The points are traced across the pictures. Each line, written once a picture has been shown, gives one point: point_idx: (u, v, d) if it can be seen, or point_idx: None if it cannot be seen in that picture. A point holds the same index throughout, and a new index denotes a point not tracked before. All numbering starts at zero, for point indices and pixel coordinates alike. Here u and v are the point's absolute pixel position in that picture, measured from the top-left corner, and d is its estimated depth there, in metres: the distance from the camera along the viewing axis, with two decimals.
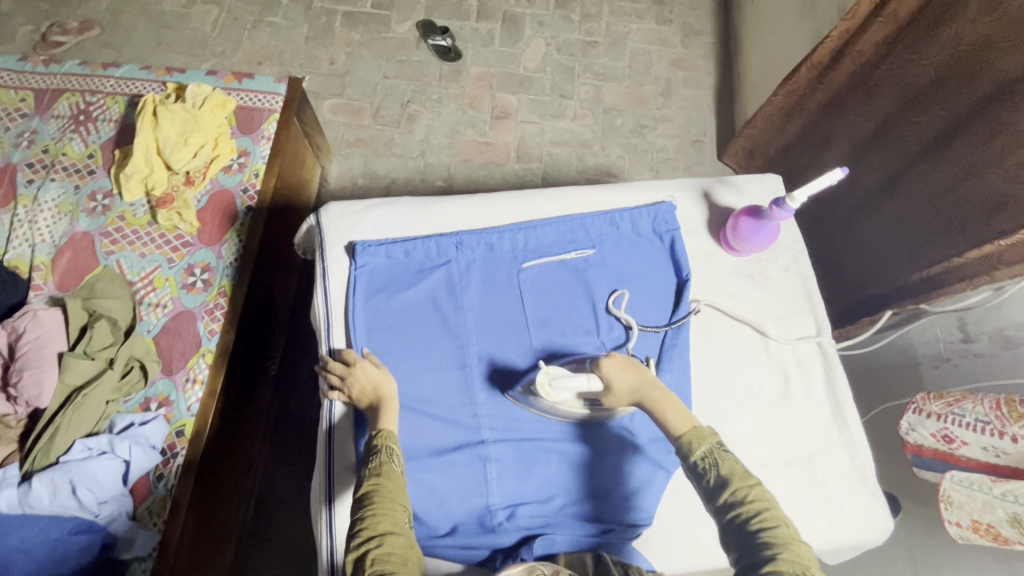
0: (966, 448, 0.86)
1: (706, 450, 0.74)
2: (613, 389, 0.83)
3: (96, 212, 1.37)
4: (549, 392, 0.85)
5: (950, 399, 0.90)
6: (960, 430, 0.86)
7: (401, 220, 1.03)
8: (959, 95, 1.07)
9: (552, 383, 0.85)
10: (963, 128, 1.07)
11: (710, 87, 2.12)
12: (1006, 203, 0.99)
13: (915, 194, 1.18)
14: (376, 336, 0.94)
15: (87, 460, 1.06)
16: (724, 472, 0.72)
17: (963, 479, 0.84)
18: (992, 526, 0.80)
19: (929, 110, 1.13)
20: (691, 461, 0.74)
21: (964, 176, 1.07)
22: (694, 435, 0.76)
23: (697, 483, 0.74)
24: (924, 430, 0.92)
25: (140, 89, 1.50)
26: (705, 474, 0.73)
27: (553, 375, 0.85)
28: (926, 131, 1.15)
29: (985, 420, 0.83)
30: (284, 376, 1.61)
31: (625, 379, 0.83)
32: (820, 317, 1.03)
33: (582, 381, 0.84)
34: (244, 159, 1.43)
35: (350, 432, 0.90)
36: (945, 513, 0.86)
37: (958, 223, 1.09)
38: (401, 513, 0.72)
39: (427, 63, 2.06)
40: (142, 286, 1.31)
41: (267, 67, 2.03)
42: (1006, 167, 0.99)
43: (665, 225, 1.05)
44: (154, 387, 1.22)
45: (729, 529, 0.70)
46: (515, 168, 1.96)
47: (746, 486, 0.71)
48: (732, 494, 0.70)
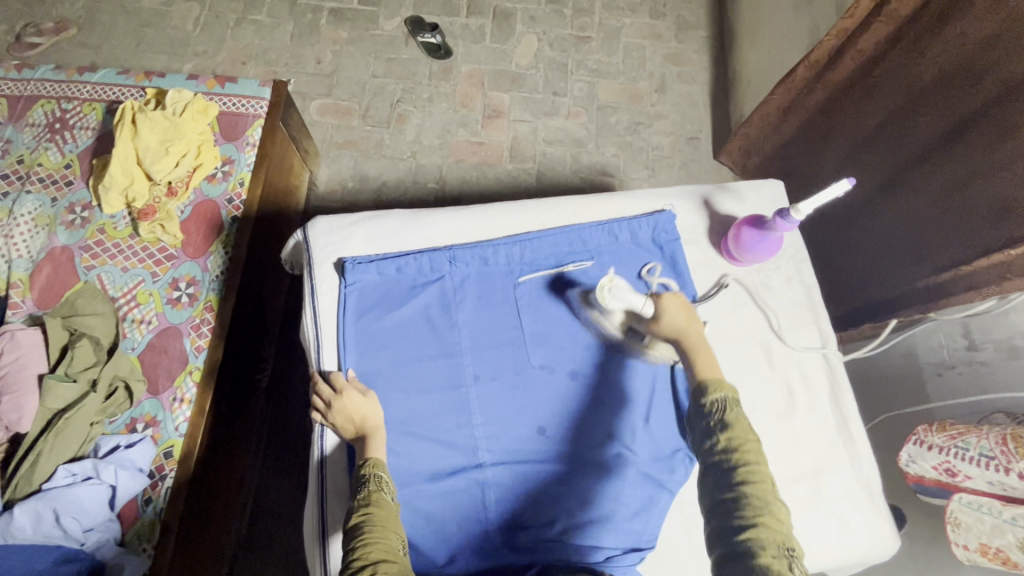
0: (969, 481, 0.84)
1: (721, 397, 0.73)
2: (662, 320, 0.83)
3: (74, 225, 1.32)
4: (607, 298, 0.87)
5: (953, 431, 0.88)
6: (964, 464, 0.84)
7: (392, 235, 0.99)
8: (964, 95, 1.04)
9: (613, 292, 0.87)
10: (968, 129, 1.04)
11: (706, 82, 2.09)
12: (1012, 208, 0.96)
13: (917, 196, 1.16)
14: (368, 357, 0.91)
15: (70, 487, 1.03)
16: (728, 420, 0.71)
17: (971, 502, 0.84)
18: (1001, 550, 0.79)
19: (933, 110, 1.11)
20: (701, 400, 0.74)
21: (969, 179, 1.05)
22: (718, 382, 0.75)
23: (700, 421, 0.74)
24: (925, 463, 0.91)
25: (119, 94, 1.45)
26: (709, 414, 0.72)
27: (615, 283, 0.88)
28: (930, 132, 1.12)
29: (989, 455, 0.81)
30: (276, 388, 1.57)
31: (678, 319, 0.83)
32: (824, 328, 1.01)
33: (640, 300, 0.85)
34: (228, 167, 1.39)
35: (342, 461, 0.87)
36: (953, 536, 0.86)
37: (962, 227, 1.06)
38: (396, 541, 0.69)
39: (417, 61, 2.01)
40: (125, 302, 1.26)
41: (251, 67, 1.97)
42: (1013, 171, 0.96)
43: (664, 235, 1.03)
44: (140, 407, 1.18)
45: (711, 471, 0.69)
46: (508, 168, 1.92)
47: (746, 437, 0.69)
48: (728, 439, 0.69)
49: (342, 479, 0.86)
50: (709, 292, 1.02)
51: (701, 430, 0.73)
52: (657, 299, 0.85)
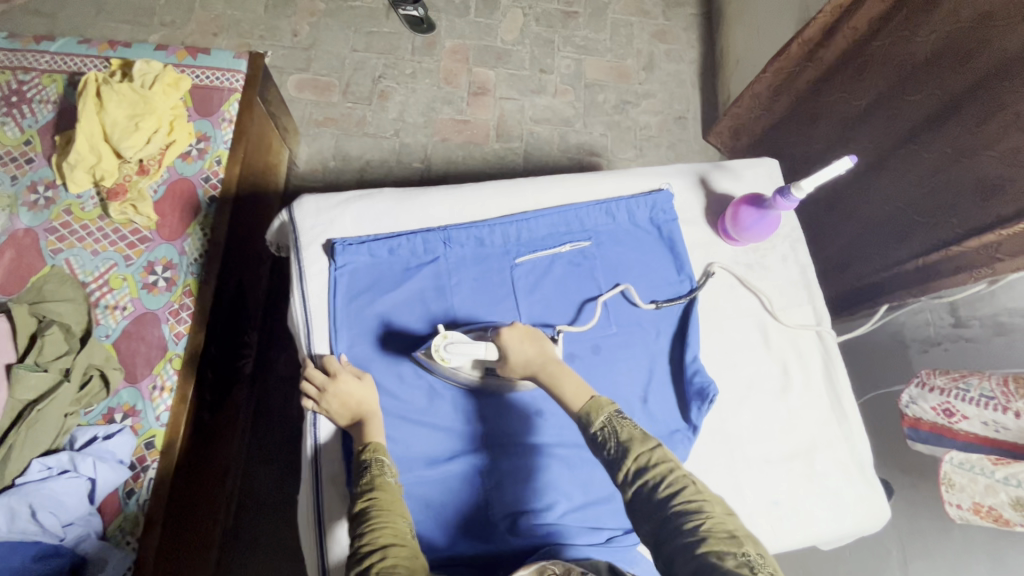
0: (965, 422, 0.86)
1: (605, 419, 0.71)
2: (510, 358, 0.81)
3: (38, 205, 1.24)
4: (445, 357, 0.81)
5: (953, 373, 0.90)
6: (962, 405, 0.86)
7: (384, 215, 0.95)
8: (953, 74, 1.04)
9: (448, 348, 0.82)
10: (957, 107, 1.04)
11: (693, 61, 2.06)
12: (1000, 185, 0.98)
13: (906, 174, 1.16)
14: (361, 343, 0.88)
15: (47, 481, 0.99)
16: (622, 439, 0.69)
17: (964, 462, 0.83)
18: (994, 508, 0.81)
19: (922, 90, 1.10)
20: (592, 432, 0.72)
21: (957, 157, 1.05)
22: (591, 405, 0.74)
23: (598, 456, 0.71)
24: (925, 404, 0.92)
25: (81, 65, 1.35)
26: (605, 445, 0.70)
27: (449, 339, 0.82)
28: (919, 110, 1.12)
29: (990, 395, 0.83)
30: (260, 374, 1.53)
31: (523, 350, 0.81)
32: (819, 307, 1.02)
33: (479, 348, 0.81)
34: (203, 144, 1.32)
35: (337, 451, 0.84)
36: (947, 495, 0.86)
37: (950, 204, 1.07)
38: (404, 524, 0.68)
39: (398, 35, 1.93)
40: (97, 288, 1.20)
41: (223, 40, 1.87)
42: (1000, 150, 0.97)
43: (662, 215, 1.01)
44: (118, 396, 1.13)
45: (638, 500, 0.66)
46: (495, 147, 1.87)
47: (646, 449, 0.68)
48: (634, 461, 0.67)
49: (337, 468, 0.84)
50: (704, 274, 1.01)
51: (607, 463, 0.70)
52: (498, 336, 0.82)
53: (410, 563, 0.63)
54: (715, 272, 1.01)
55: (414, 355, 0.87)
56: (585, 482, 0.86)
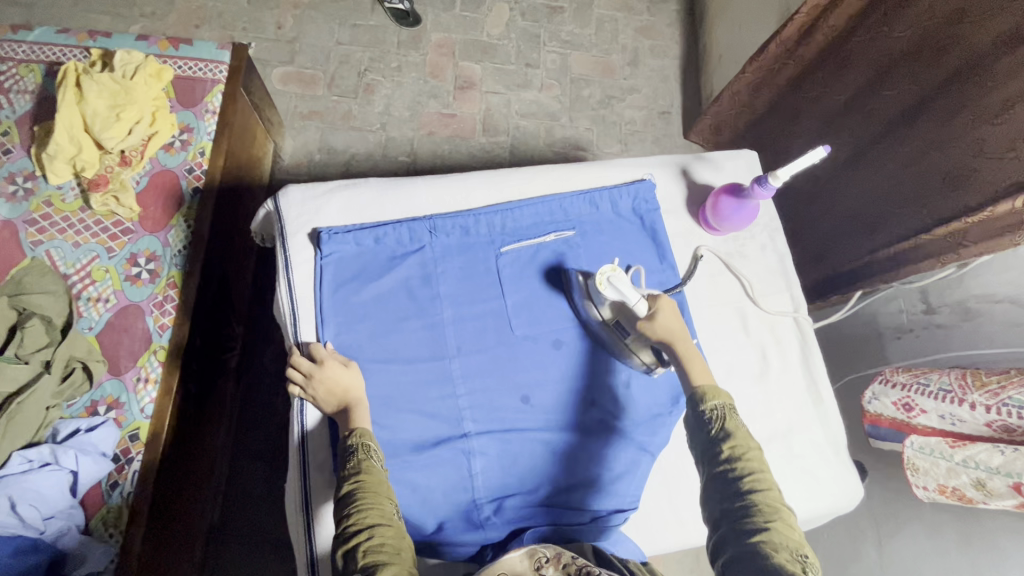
0: (923, 416, 0.89)
1: (717, 405, 0.73)
2: (657, 319, 0.82)
3: (17, 197, 1.22)
4: (605, 285, 0.84)
5: (915, 371, 0.95)
6: (922, 399, 0.90)
7: (369, 205, 0.96)
8: (928, 68, 1.07)
9: (612, 281, 0.84)
10: (931, 101, 1.07)
11: (677, 56, 2.09)
12: (966, 175, 1.01)
13: (881, 166, 1.19)
14: (346, 331, 0.88)
15: (28, 474, 0.99)
16: (729, 427, 0.72)
17: (924, 446, 0.87)
18: (958, 489, 0.84)
19: (899, 85, 1.14)
20: (700, 409, 0.74)
21: (928, 149, 1.08)
22: (711, 389, 0.76)
23: (697, 433, 0.74)
24: (886, 399, 0.95)
25: (59, 55, 1.33)
26: (710, 424, 0.73)
27: (616, 274, 0.84)
28: (895, 104, 1.15)
29: (949, 389, 0.87)
30: (245, 367, 1.52)
31: (672, 322, 0.83)
32: (796, 294, 1.05)
33: (634, 297, 0.83)
34: (187, 135, 1.31)
35: (325, 437, 0.85)
36: (913, 480, 0.89)
37: (920, 195, 1.10)
38: (390, 506, 0.69)
39: (384, 28, 1.93)
40: (79, 280, 1.19)
41: (206, 31, 1.85)
42: (967, 141, 1.01)
43: (645, 204, 1.04)
44: (101, 388, 1.12)
45: (716, 481, 0.69)
46: (482, 141, 1.88)
47: (746, 445, 0.71)
48: (732, 448, 0.70)
49: (325, 454, 0.84)
50: (687, 266, 1.03)
51: (704, 439, 0.73)
52: (654, 299, 0.84)
53: (394, 544, 0.64)
54: (702, 256, 1.03)
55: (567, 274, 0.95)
56: (571, 464, 0.88)
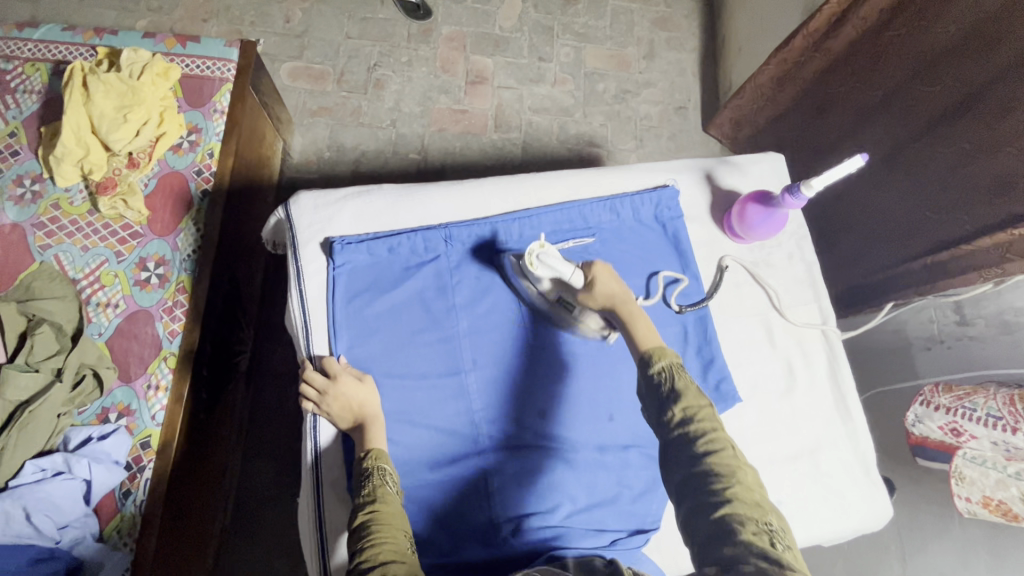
0: (974, 441, 0.88)
1: (664, 365, 0.70)
2: (595, 289, 0.81)
3: (25, 200, 1.20)
4: (534, 265, 0.83)
5: (961, 393, 0.92)
6: (970, 424, 0.88)
7: (383, 212, 0.93)
8: (974, 63, 1.01)
9: (541, 259, 0.83)
10: (976, 100, 1.02)
11: (694, 49, 2.02)
12: (1014, 181, 0.96)
13: (921, 167, 1.14)
14: (359, 344, 0.86)
15: (40, 483, 0.97)
16: (678, 387, 0.68)
17: (975, 456, 0.87)
18: (1003, 502, 0.83)
19: (942, 80, 1.08)
20: (649, 373, 0.71)
21: (974, 152, 1.03)
22: (659, 351, 0.73)
23: (649, 397, 0.70)
24: (932, 423, 0.95)
25: (66, 54, 1.31)
26: (659, 386, 0.69)
27: (545, 250, 0.83)
28: (938, 101, 1.10)
29: (997, 415, 0.85)
30: (256, 369, 1.51)
31: (609, 286, 0.82)
32: (824, 305, 1.01)
33: (568, 269, 0.82)
34: (195, 136, 1.28)
35: (339, 454, 0.83)
36: (956, 489, 0.89)
37: (963, 201, 1.06)
38: (404, 539, 0.67)
39: (393, 21, 1.88)
40: (88, 284, 1.17)
41: (213, 26, 1.81)
42: (1021, 145, 0.95)
43: (667, 211, 1.00)
44: (112, 396, 1.11)
45: (672, 446, 0.66)
46: (494, 138, 1.84)
47: (698, 404, 0.67)
48: (683, 410, 0.66)
49: (339, 471, 0.82)
50: (713, 279, 0.99)
51: (654, 404, 0.69)
52: (588, 266, 0.83)
53: None
54: (726, 267, 0.99)
55: (501, 260, 0.92)
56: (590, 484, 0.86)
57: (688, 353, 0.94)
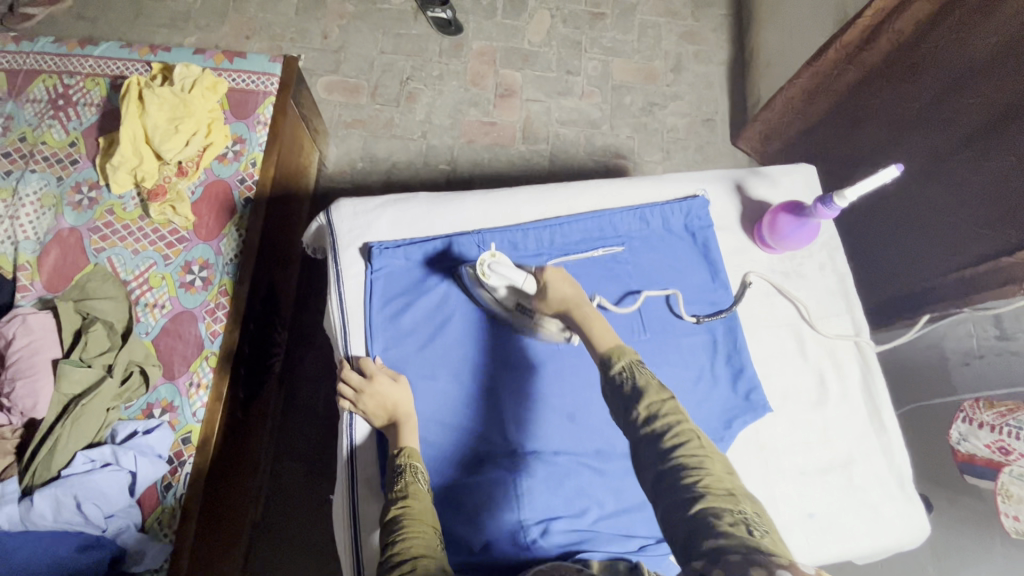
0: (1021, 458, 0.87)
1: (625, 363, 0.71)
2: (548, 293, 0.83)
3: (82, 206, 1.28)
4: (488, 273, 0.85)
5: (1005, 410, 0.93)
6: (1015, 442, 0.88)
7: (419, 219, 0.96)
8: (1017, 76, 1.00)
9: (493, 268, 0.85)
10: (1019, 111, 1.00)
11: (723, 62, 2.03)
12: None
13: (963, 180, 1.12)
14: (395, 346, 0.89)
15: (90, 473, 1.02)
16: (640, 384, 0.69)
17: (1021, 474, 0.88)
18: None
19: (983, 92, 1.06)
20: (610, 375, 0.72)
21: (1019, 166, 1.01)
22: (614, 351, 0.74)
23: (615, 400, 0.71)
24: (979, 441, 0.97)
25: (122, 69, 1.39)
26: (621, 385, 0.70)
27: (496, 259, 0.85)
28: (978, 114, 1.08)
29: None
30: (289, 371, 1.56)
31: (566, 292, 0.83)
32: (857, 316, 1.00)
33: (520, 276, 0.84)
34: (239, 146, 1.34)
35: (373, 451, 0.85)
36: (1003, 507, 0.91)
37: (1008, 214, 1.03)
38: (434, 536, 0.68)
39: (426, 37, 1.94)
40: (137, 286, 1.23)
41: (255, 42, 1.90)
42: None
43: (697, 221, 1.01)
44: (156, 392, 1.16)
45: (642, 447, 0.66)
46: (521, 150, 1.88)
47: (660, 400, 0.68)
48: (647, 407, 0.67)
49: (373, 469, 0.85)
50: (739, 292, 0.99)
51: (619, 406, 0.70)
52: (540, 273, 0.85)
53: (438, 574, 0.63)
54: (752, 282, 0.99)
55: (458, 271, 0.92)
56: (618, 490, 0.86)
57: (717, 362, 0.94)
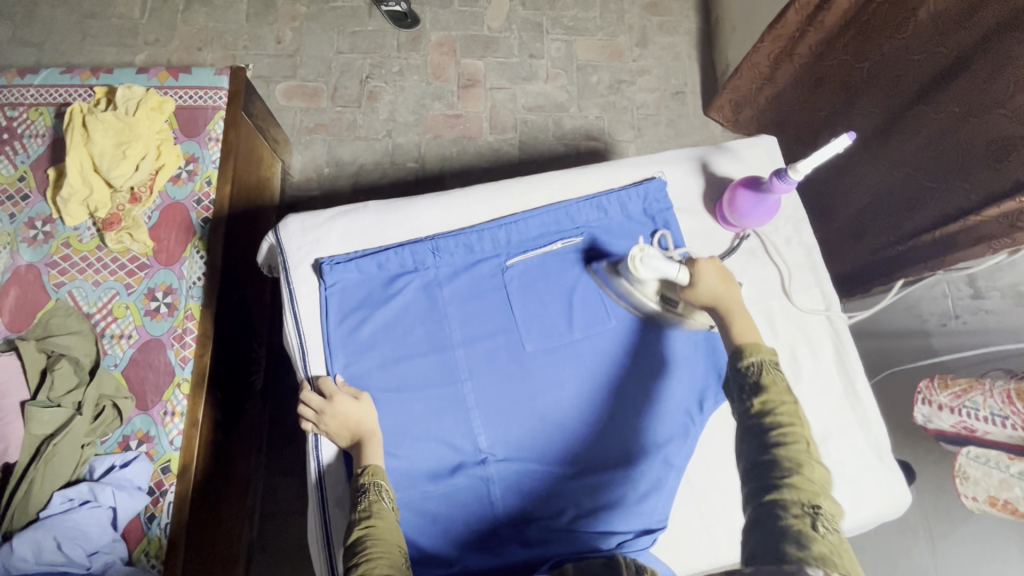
0: (990, 435, 0.84)
1: (755, 360, 0.71)
2: (700, 286, 0.79)
3: (37, 241, 1.25)
4: (639, 268, 0.81)
5: (957, 390, 0.88)
6: (979, 423, 0.85)
7: (371, 230, 0.93)
8: (959, 29, 0.97)
9: (646, 262, 0.81)
10: (966, 64, 0.97)
11: (689, 32, 1.98)
12: (1011, 147, 0.93)
13: (914, 135, 1.11)
14: (355, 362, 0.87)
15: (69, 513, 1.02)
16: (762, 384, 0.69)
17: (978, 456, 0.85)
18: (1008, 502, 0.81)
19: (925, 49, 1.04)
20: (737, 365, 0.72)
21: (964, 117, 1.00)
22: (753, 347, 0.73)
23: (734, 387, 0.73)
24: (943, 422, 0.91)
25: (66, 96, 1.35)
26: (746, 377, 0.71)
27: (648, 253, 0.81)
28: (925, 70, 1.06)
29: (1001, 414, 0.81)
30: (272, 386, 1.55)
31: (713, 285, 0.79)
32: (827, 290, 0.99)
33: (674, 269, 0.80)
34: (193, 165, 1.31)
35: (342, 472, 0.84)
36: (961, 488, 0.88)
37: (961, 167, 1.02)
38: (399, 554, 0.68)
39: (383, 32, 1.89)
40: (101, 318, 1.21)
41: (208, 54, 1.85)
42: (1012, 107, 0.92)
43: (656, 204, 0.98)
44: (131, 424, 1.15)
45: (748, 434, 0.68)
46: (489, 140, 1.84)
47: (779, 400, 0.68)
48: (761, 404, 0.68)
49: (344, 489, 0.84)
50: None
51: (737, 395, 0.71)
52: (693, 263, 0.81)
53: None
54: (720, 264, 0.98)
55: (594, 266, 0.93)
56: (594, 488, 0.86)
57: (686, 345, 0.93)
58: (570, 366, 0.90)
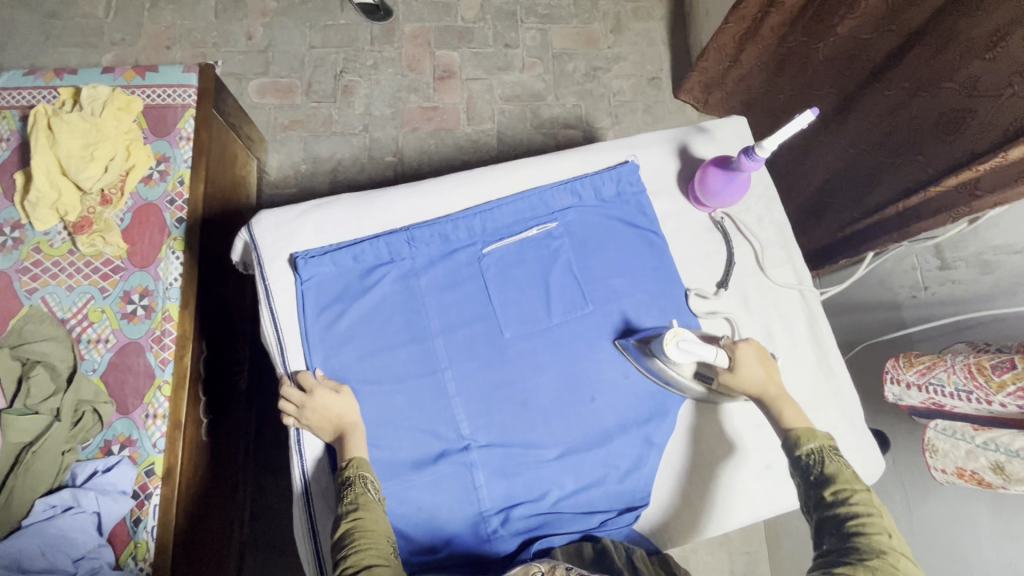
0: (957, 408, 0.86)
1: (813, 448, 0.75)
2: (740, 369, 0.83)
3: (7, 247, 1.23)
4: (676, 354, 0.82)
5: (922, 367, 0.89)
6: (948, 399, 0.86)
7: (346, 222, 0.93)
8: (909, 9, 1.00)
9: (681, 346, 0.81)
10: (914, 41, 1.02)
11: (663, 17, 1.99)
12: (961, 117, 0.95)
13: (870, 110, 1.14)
14: (334, 355, 0.87)
15: (53, 520, 1.01)
16: (828, 471, 0.73)
17: (947, 429, 0.88)
18: (976, 472, 0.84)
19: (879, 28, 1.07)
20: (797, 454, 0.76)
21: (913, 92, 1.03)
22: (806, 431, 0.78)
23: (800, 479, 0.75)
24: (912, 400, 0.92)
25: (30, 99, 1.32)
26: (811, 467, 0.74)
27: (682, 338, 0.82)
28: (879, 48, 1.09)
29: (966, 388, 0.83)
30: (256, 385, 1.53)
31: (754, 370, 0.83)
32: (799, 265, 1.01)
33: (711, 353, 0.82)
34: (164, 165, 1.29)
35: (325, 465, 0.85)
36: (931, 462, 0.90)
37: (915, 141, 1.04)
38: (387, 544, 0.70)
39: (355, 26, 1.87)
40: (77, 323, 1.20)
41: (177, 52, 1.82)
42: (959, 79, 0.94)
43: (629, 187, 0.99)
44: (113, 428, 1.13)
45: (822, 523, 0.70)
46: (467, 131, 1.83)
47: (850, 488, 0.70)
48: (832, 492, 0.70)
49: (328, 482, 0.84)
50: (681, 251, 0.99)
51: (804, 486, 0.74)
52: (731, 350, 0.84)
53: None
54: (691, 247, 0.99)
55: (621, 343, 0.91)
56: (578, 470, 0.88)
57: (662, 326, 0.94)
58: (550, 352, 0.91)
